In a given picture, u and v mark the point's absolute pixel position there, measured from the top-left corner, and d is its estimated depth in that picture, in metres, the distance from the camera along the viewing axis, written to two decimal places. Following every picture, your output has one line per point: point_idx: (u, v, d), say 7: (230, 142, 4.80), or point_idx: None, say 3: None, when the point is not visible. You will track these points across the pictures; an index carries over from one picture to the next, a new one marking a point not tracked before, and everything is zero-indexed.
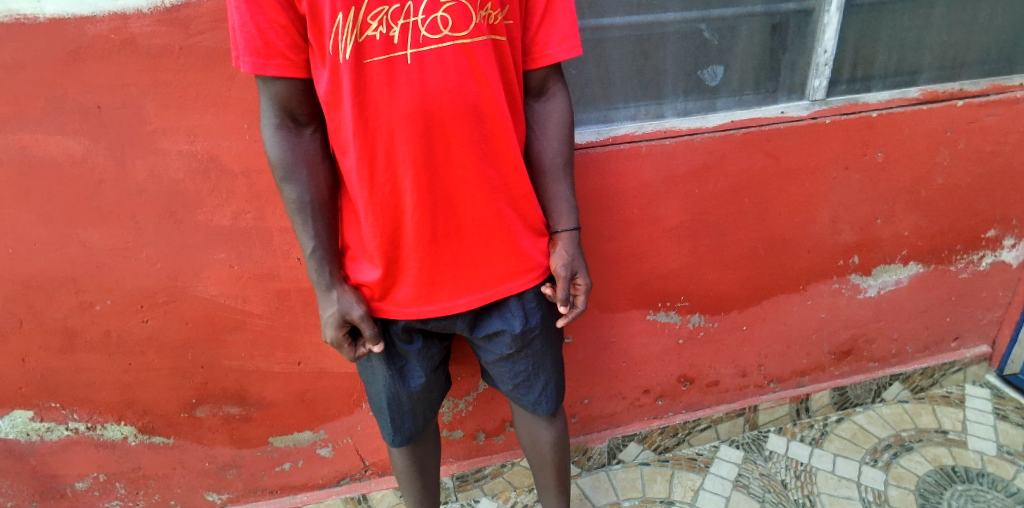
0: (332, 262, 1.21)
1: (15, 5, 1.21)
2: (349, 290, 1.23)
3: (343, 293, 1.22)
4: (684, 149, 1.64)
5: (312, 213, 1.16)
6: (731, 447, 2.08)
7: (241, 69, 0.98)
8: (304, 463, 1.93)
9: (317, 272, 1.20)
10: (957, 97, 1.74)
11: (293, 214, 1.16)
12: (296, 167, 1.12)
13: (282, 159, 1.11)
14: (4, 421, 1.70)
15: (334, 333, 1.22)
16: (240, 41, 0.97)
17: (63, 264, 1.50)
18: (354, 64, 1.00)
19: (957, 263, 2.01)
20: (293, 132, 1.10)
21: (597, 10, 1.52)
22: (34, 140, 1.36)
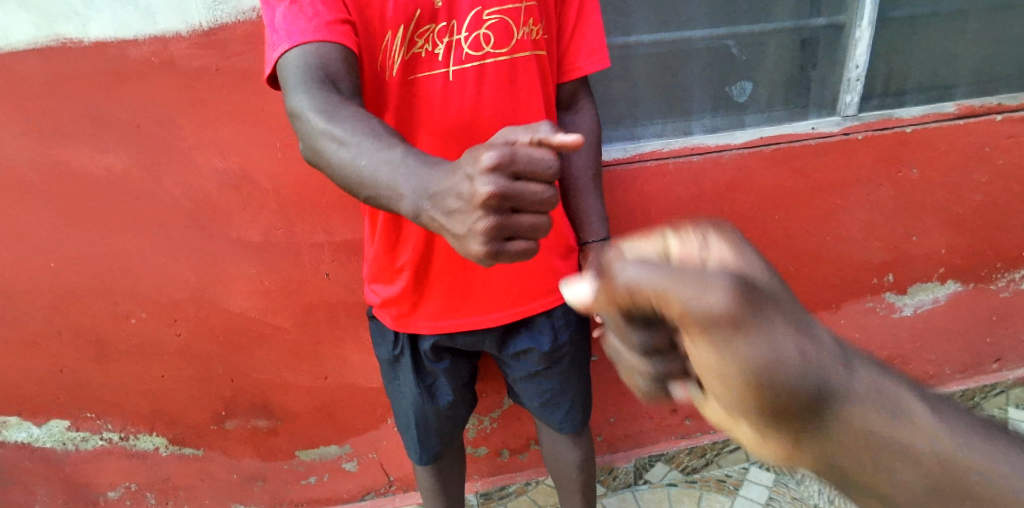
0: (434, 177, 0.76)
1: (62, 30, 1.28)
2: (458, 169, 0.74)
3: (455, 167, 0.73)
4: (712, 165, 1.63)
5: (378, 139, 0.80)
6: (762, 469, 1.99)
7: (293, 40, 0.87)
8: (329, 477, 1.94)
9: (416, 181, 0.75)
10: (995, 111, 1.69)
11: (353, 166, 0.79)
12: (337, 106, 0.83)
13: (315, 105, 0.83)
14: (41, 429, 1.75)
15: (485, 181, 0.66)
16: (289, 15, 0.88)
17: (100, 276, 1.55)
18: (400, 81, 1.05)
19: (997, 281, 1.94)
20: (326, 87, 0.85)
21: (624, 28, 1.53)
22: (77, 158, 1.41)
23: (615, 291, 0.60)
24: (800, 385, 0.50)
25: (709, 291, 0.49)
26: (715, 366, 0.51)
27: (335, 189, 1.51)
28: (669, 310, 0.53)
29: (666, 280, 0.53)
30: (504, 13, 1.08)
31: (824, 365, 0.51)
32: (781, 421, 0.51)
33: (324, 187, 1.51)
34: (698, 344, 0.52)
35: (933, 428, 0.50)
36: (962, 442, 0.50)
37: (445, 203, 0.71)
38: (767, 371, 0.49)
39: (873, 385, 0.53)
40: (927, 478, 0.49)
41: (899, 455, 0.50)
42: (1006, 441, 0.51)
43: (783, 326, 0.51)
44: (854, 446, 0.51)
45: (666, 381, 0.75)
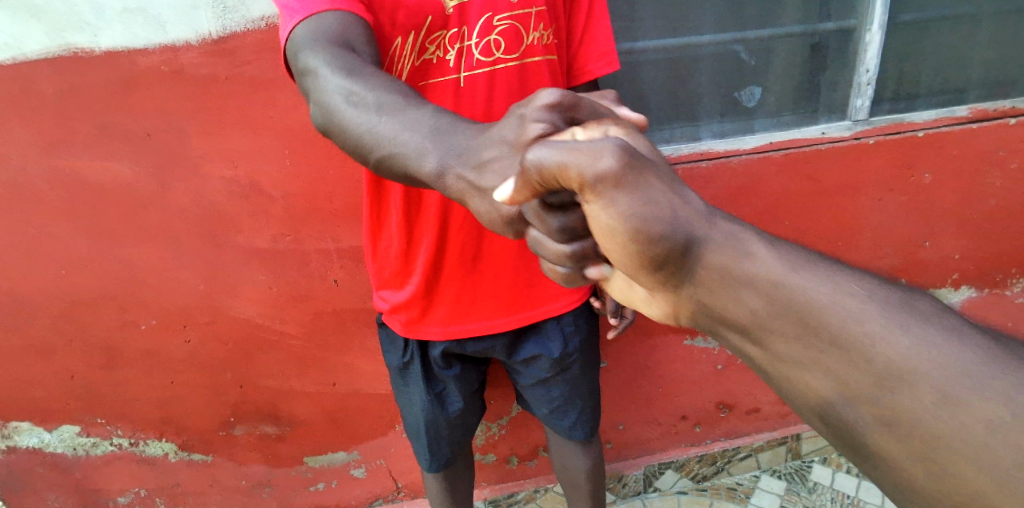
0: (454, 148, 0.76)
1: (74, 40, 1.29)
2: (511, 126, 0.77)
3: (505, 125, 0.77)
4: (721, 171, 1.62)
5: (399, 102, 0.79)
6: (773, 477, 1.98)
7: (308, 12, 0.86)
8: (337, 483, 1.93)
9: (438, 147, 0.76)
10: (1008, 115, 1.68)
11: (369, 129, 0.78)
12: (357, 66, 0.82)
13: (333, 64, 0.81)
14: (52, 435, 1.76)
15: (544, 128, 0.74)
16: None
17: (111, 283, 1.56)
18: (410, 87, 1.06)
19: (1012, 287, 1.91)
20: (346, 51, 0.84)
21: (631, 34, 1.53)
22: (89, 165, 1.43)
23: (525, 177, 0.66)
24: (668, 233, 0.59)
25: (602, 156, 0.59)
26: (602, 221, 0.61)
27: (344, 196, 1.52)
28: (568, 182, 0.62)
29: (562, 155, 0.61)
30: (515, 18, 1.08)
31: (685, 216, 0.60)
32: (653, 266, 0.61)
33: (333, 194, 1.51)
34: (594, 206, 0.61)
35: (773, 262, 0.58)
36: (799, 271, 0.57)
37: (484, 152, 0.75)
38: (642, 220, 0.59)
39: (728, 231, 0.61)
40: (771, 304, 0.57)
41: (749, 285, 0.58)
42: (835, 268, 0.58)
43: (654, 183, 0.60)
44: (712, 284, 0.60)
45: (581, 264, 0.75)
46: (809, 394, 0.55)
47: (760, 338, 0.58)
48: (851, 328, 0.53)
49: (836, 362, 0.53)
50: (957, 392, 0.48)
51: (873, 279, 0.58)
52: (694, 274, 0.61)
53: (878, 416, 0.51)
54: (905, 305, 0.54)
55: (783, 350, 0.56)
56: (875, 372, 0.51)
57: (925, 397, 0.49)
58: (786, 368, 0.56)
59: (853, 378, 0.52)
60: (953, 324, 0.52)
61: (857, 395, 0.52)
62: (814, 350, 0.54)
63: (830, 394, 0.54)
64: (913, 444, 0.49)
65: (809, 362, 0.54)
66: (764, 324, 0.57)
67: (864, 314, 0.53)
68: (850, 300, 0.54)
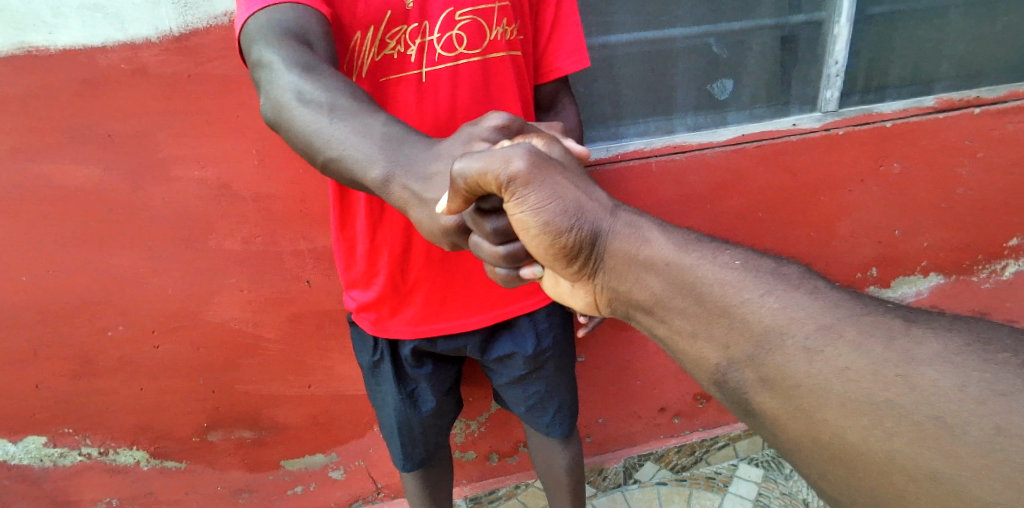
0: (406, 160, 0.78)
1: (28, 38, 1.24)
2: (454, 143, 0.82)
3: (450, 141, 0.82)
4: (697, 164, 1.62)
5: (352, 106, 0.78)
6: (751, 465, 2.00)
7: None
8: (316, 486, 1.91)
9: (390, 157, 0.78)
10: (974, 105, 1.71)
11: (319, 131, 0.78)
12: (313, 62, 0.79)
13: (285, 58, 0.79)
14: (17, 447, 1.71)
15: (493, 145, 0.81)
16: None
17: (77, 290, 1.51)
18: (371, 82, 1.05)
19: (980, 273, 1.96)
20: (303, 46, 0.82)
21: (604, 27, 1.52)
22: (47, 169, 1.37)
23: (455, 187, 0.74)
24: (575, 226, 0.73)
25: (511, 160, 0.71)
26: (519, 218, 0.74)
27: (316, 197, 1.49)
28: (488, 185, 0.72)
29: (481, 162, 0.71)
30: (477, 13, 1.06)
31: (591, 210, 0.74)
32: (569, 256, 0.75)
33: (305, 195, 1.49)
34: (512, 205, 0.73)
35: (665, 245, 0.71)
36: (687, 251, 0.70)
37: (431, 162, 0.79)
38: (552, 216, 0.73)
39: (629, 220, 0.75)
40: (665, 282, 0.69)
41: (647, 267, 0.71)
42: (720, 246, 0.71)
43: (564, 182, 0.74)
44: (618, 267, 0.74)
45: (516, 264, 0.84)
46: (704, 361, 0.66)
47: (661, 315, 0.71)
48: (728, 297, 0.64)
49: (719, 329, 0.64)
50: (813, 342, 0.57)
51: (753, 253, 0.70)
52: (603, 261, 0.75)
53: (757, 375, 0.61)
54: (774, 271, 0.65)
55: (680, 323, 0.68)
56: (747, 334, 0.62)
57: (789, 352, 0.58)
58: (683, 339, 0.69)
59: (731, 342, 0.63)
60: (814, 285, 0.63)
61: (738, 358, 0.63)
62: (701, 320, 0.66)
63: (717, 361, 0.65)
64: (782, 394, 0.59)
65: (700, 334, 0.66)
66: (661, 300, 0.70)
67: (739, 283, 0.64)
68: (728, 272, 0.66)
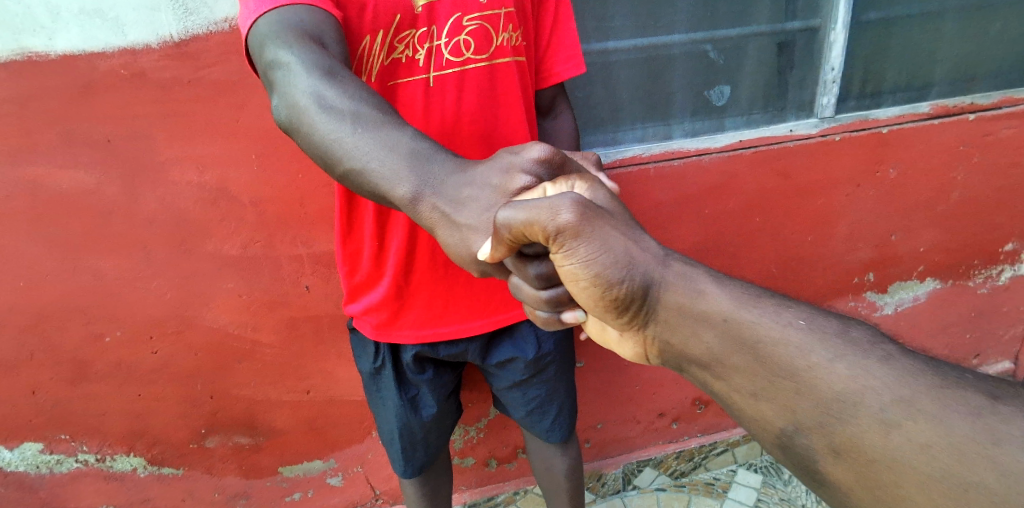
0: (436, 177, 0.78)
1: (27, 43, 1.24)
2: (490, 171, 0.82)
3: (486, 171, 0.82)
4: (694, 170, 1.63)
5: (374, 117, 0.77)
6: (750, 471, 2.00)
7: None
8: (314, 493, 1.90)
9: (419, 174, 0.77)
10: (969, 111, 1.72)
11: (339, 140, 0.76)
12: (333, 67, 0.78)
13: (305, 60, 0.77)
14: (14, 453, 1.70)
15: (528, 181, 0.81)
16: None
17: (73, 294, 1.51)
18: (378, 85, 1.05)
19: (976, 278, 1.97)
20: (317, 46, 0.80)
21: (603, 33, 1.53)
22: (42, 173, 1.37)
23: (499, 235, 0.75)
24: (628, 278, 0.72)
25: (559, 211, 0.71)
26: (569, 268, 0.74)
27: (317, 201, 1.50)
28: (535, 235, 0.72)
29: (527, 213, 0.71)
30: (484, 19, 1.08)
31: (643, 262, 0.74)
32: (620, 307, 0.74)
33: (305, 199, 1.49)
34: (561, 256, 0.73)
35: (724, 300, 0.70)
36: (747, 307, 0.68)
37: (464, 189, 0.79)
38: (603, 268, 0.72)
39: (684, 273, 0.74)
40: (724, 339, 0.68)
41: (704, 322, 0.70)
42: (782, 303, 0.69)
43: (616, 236, 0.74)
44: (671, 319, 0.72)
45: (558, 307, 0.86)
46: (766, 424, 0.64)
47: (718, 372, 0.69)
48: (795, 359, 0.63)
49: (783, 391, 0.63)
50: (889, 414, 0.56)
51: (816, 313, 0.68)
52: (655, 312, 0.74)
53: (827, 443, 0.59)
54: (840, 334, 0.64)
55: (737, 381, 0.67)
56: (814, 399, 0.60)
57: (865, 423, 0.57)
58: (742, 398, 0.67)
59: (799, 406, 0.61)
60: (884, 352, 0.61)
61: (806, 423, 0.61)
62: (761, 380, 0.65)
63: (783, 424, 0.63)
64: (854, 465, 0.57)
65: (762, 394, 0.64)
66: (720, 357, 0.68)
67: (804, 346, 0.63)
68: (791, 333, 0.65)
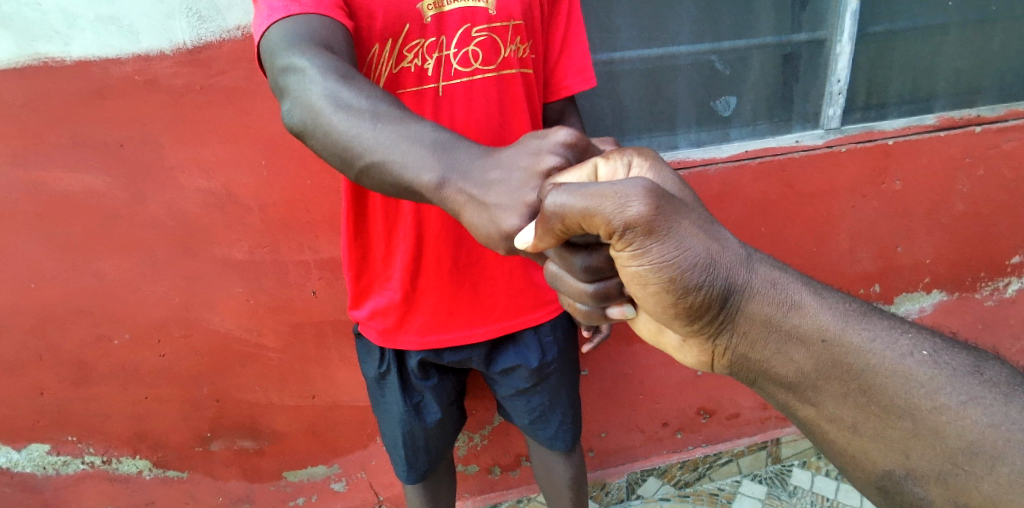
0: (462, 160, 0.75)
1: (44, 49, 1.27)
2: (514, 152, 0.77)
3: (511, 154, 0.77)
4: (698, 179, 1.64)
5: (390, 113, 0.77)
6: (754, 481, 2.00)
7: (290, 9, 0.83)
8: (317, 498, 1.90)
9: (445, 159, 0.75)
10: (975, 123, 1.73)
11: (359, 134, 0.75)
12: (344, 69, 0.79)
13: (318, 63, 0.77)
14: (21, 454, 1.71)
15: (556, 161, 0.77)
16: None
17: (81, 297, 1.52)
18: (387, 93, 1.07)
19: (982, 290, 1.96)
20: (327, 51, 0.81)
21: (609, 44, 1.55)
22: (54, 177, 1.39)
23: (546, 224, 0.67)
24: (708, 283, 0.64)
25: (629, 202, 0.60)
26: (633, 270, 0.64)
27: (324, 207, 1.51)
28: (594, 226, 0.63)
29: (587, 201, 0.62)
30: (492, 30, 1.09)
31: (726, 262, 0.65)
32: (694, 316, 0.67)
33: (312, 205, 1.50)
34: (626, 255, 0.63)
35: (830, 322, 0.66)
36: (855, 332, 0.66)
37: (490, 171, 0.75)
38: (682, 271, 0.63)
39: (774, 282, 0.68)
40: (827, 367, 0.66)
41: (803, 346, 0.67)
42: (885, 324, 0.67)
43: (693, 231, 0.63)
44: (758, 336, 0.68)
45: (604, 302, 0.80)
46: (865, 455, 0.66)
47: (816, 396, 0.67)
48: (912, 397, 0.63)
49: (892, 427, 0.63)
50: (1015, 464, 0.57)
51: (925, 338, 0.67)
52: (739, 326, 0.68)
53: (941, 487, 0.61)
54: (949, 368, 0.64)
55: (836, 410, 0.66)
56: (930, 440, 0.62)
57: (982, 471, 0.59)
58: (838, 426, 0.66)
59: (910, 445, 0.63)
60: (1000, 390, 0.62)
61: (915, 462, 0.63)
62: (868, 412, 0.64)
63: (889, 460, 0.64)
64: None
65: (863, 425, 0.65)
66: (822, 386, 0.66)
67: (922, 383, 0.63)
68: (908, 367, 0.64)
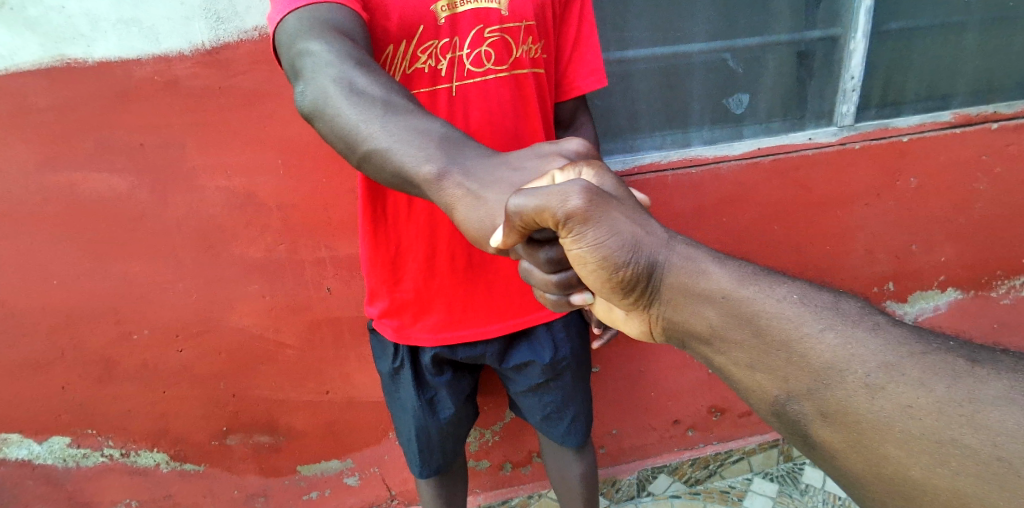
0: (467, 156, 0.79)
1: (67, 50, 1.29)
2: (527, 154, 0.83)
3: (522, 156, 0.82)
4: (711, 178, 1.64)
5: (401, 103, 0.79)
6: (766, 479, 1.99)
7: None
8: (331, 493, 1.92)
9: (452, 152, 0.79)
10: (991, 121, 1.71)
11: (370, 122, 0.77)
12: (359, 57, 0.81)
13: (339, 52, 0.79)
14: (42, 446, 1.74)
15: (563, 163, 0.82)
16: None
17: (104, 295, 1.55)
18: None
19: (998, 289, 1.94)
20: (345, 39, 0.83)
21: (622, 43, 1.55)
22: (78, 177, 1.42)
23: (511, 223, 0.73)
24: (634, 260, 0.70)
25: (570, 197, 0.68)
26: (575, 252, 0.72)
27: (340, 208, 1.53)
28: (545, 222, 0.70)
29: (538, 199, 0.69)
30: (505, 31, 1.10)
31: (649, 245, 0.71)
32: (627, 289, 0.72)
33: (328, 206, 1.52)
34: (569, 241, 0.71)
35: (722, 277, 0.67)
36: (746, 283, 0.66)
37: (493, 170, 0.80)
38: (611, 252, 0.70)
39: (687, 254, 0.71)
40: (722, 315, 0.65)
41: (703, 298, 0.67)
42: (778, 278, 0.67)
43: (624, 219, 0.71)
44: (672, 298, 0.70)
45: (566, 290, 0.83)
46: (761, 393, 0.62)
47: (717, 345, 0.66)
48: (787, 330, 0.60)
49: (776, 362, 0.60)
50: (875, 379, 0.53)
51: (811, 287, 0.65)
52: (658, 292, 0.72)
53: (818, 409, 0.56)
54: (832, 307, 0.60)
55: (735, 355, 0.64)
56: (806, 370, 0.57)
57: (851, 389, 0.54)
58: (740, 370, 0.64)
59: (788, 374, 0.59)
60: (875, 321, 0.58)
61: (797, 390, 0.58)
62: (758, 353, 0.62)
63: (777, 392, 0.60)
64: (847, 430, 0.53)
65: (757, 364, 0.62)
66: (719, 331, 0.66)
67: (797, 317, 0.60)
68: (785, 306, 0.62)
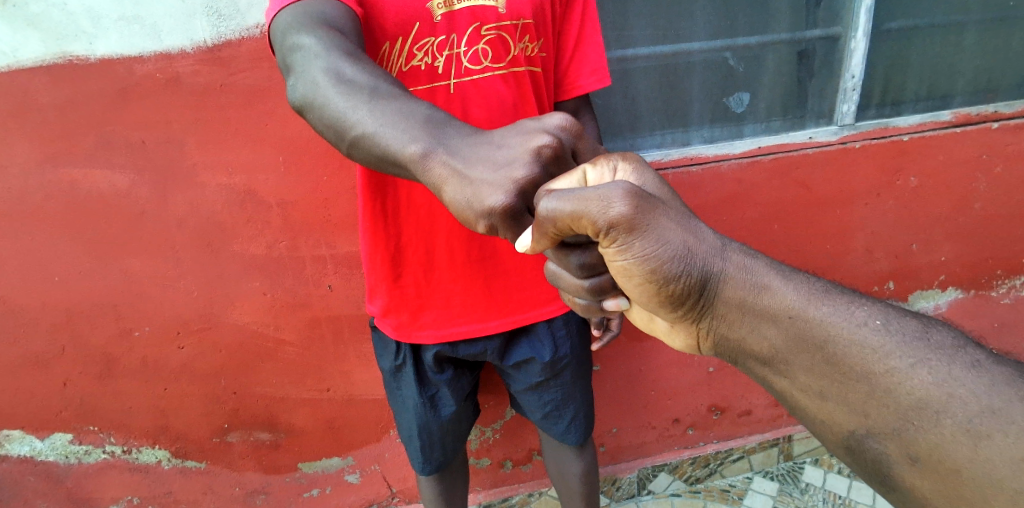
0: (453, 135, 0.75)
1: (69, 47, 1.30)
2: (507, 133, 0.76)
3: (503, 134, 0.76)
4: (712, 177, 1.64)
5: (389, 90, 0.78)
6: (766, 478, 2.00)
7: None
8: (331, 490, 1.93)
9: (437, 133, 0.75)
10: (992, 120, 1.72)
11: (358, 106, 0.75)
12: (349, 48, 0.81)
13: (329, 44, 0.80)
14: (44, 443, 1.75)
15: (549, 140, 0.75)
16: None
17: (104, 292, 1.56)
18: None
19: (999, 289, 1.94)
20: (338, 32, 0.84)
21: (623, 42, 1.56)
22: (79, 174, 1.42)
23: (541, 228, 0.68)
24: (687, 274, 0.66)
25: (612, 202, 0.62)
26: (620, 264, 0.66)
27: (341, 205, 1.54)
28: (582, 227, 0.65)
29: (574, 204, 0.64)
30: (502, 28, 1.10)
31: (704, 254, 0.66)
32: (676, 303, 0.68)
33: (329, 204, 1.53)
34: (613, 252, 0.65)
35: (793, 296, 0.66)
36: (818, 305, 0.65)
37: (476, 149, 0.73)
38: (662, 264, 0.64)
39: (747, 267, 0.68)
40: (792, 339, 0.65)
41: (769, 320, 0.66)
42: (851, 299, 0.66)
43: (671, 226, 0.65)
44: (732, 316, 0.68)
45: (599, 296, 0.81)
46: (835, 424, 0.64)
47: (784, 369, 0.66)
48: (871, 362, 0.61)
49: (855, 393, 0.61)
50: (975, 425, 0.55)
51: (890, 310, 0.65)
52: (714, 308, 0.69)
53: (906, 450, 0.58)
54: (922, 338, 0.61)
55: (805, 381, 0.65)
56: (892, 405, 0.59)
57: (947, 432, 0.56)
58: (809, 398, 0.65)
59: (871, 410, 0.60)
60: (972, 358, 0.59)
61: (880, 428, 0.60)
62: (832, 382, 0.63)
63: (855, 427, 0.62)
64: (935, 476, 0.57)
65: (830, 395, 0.63)
66: (785, 355, 0.66)
67: (881, 349, 0.61)
68: (867, 335, 0.62)
